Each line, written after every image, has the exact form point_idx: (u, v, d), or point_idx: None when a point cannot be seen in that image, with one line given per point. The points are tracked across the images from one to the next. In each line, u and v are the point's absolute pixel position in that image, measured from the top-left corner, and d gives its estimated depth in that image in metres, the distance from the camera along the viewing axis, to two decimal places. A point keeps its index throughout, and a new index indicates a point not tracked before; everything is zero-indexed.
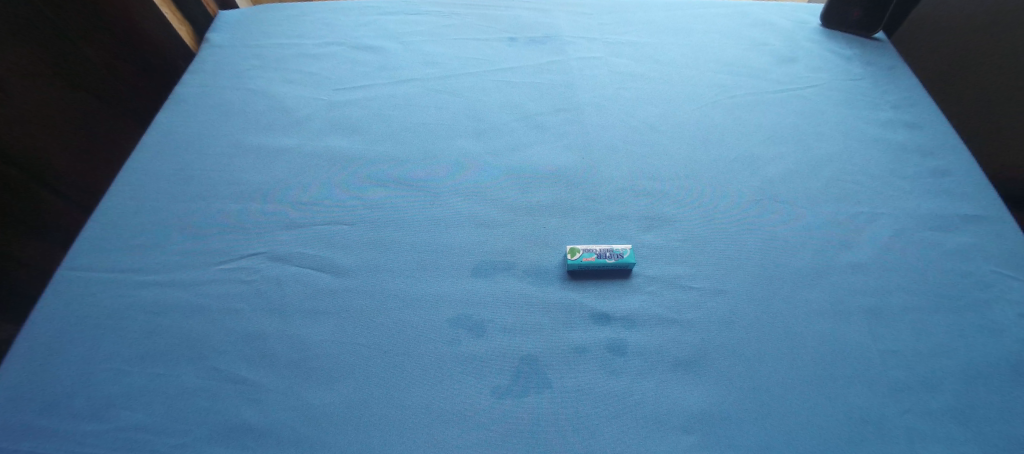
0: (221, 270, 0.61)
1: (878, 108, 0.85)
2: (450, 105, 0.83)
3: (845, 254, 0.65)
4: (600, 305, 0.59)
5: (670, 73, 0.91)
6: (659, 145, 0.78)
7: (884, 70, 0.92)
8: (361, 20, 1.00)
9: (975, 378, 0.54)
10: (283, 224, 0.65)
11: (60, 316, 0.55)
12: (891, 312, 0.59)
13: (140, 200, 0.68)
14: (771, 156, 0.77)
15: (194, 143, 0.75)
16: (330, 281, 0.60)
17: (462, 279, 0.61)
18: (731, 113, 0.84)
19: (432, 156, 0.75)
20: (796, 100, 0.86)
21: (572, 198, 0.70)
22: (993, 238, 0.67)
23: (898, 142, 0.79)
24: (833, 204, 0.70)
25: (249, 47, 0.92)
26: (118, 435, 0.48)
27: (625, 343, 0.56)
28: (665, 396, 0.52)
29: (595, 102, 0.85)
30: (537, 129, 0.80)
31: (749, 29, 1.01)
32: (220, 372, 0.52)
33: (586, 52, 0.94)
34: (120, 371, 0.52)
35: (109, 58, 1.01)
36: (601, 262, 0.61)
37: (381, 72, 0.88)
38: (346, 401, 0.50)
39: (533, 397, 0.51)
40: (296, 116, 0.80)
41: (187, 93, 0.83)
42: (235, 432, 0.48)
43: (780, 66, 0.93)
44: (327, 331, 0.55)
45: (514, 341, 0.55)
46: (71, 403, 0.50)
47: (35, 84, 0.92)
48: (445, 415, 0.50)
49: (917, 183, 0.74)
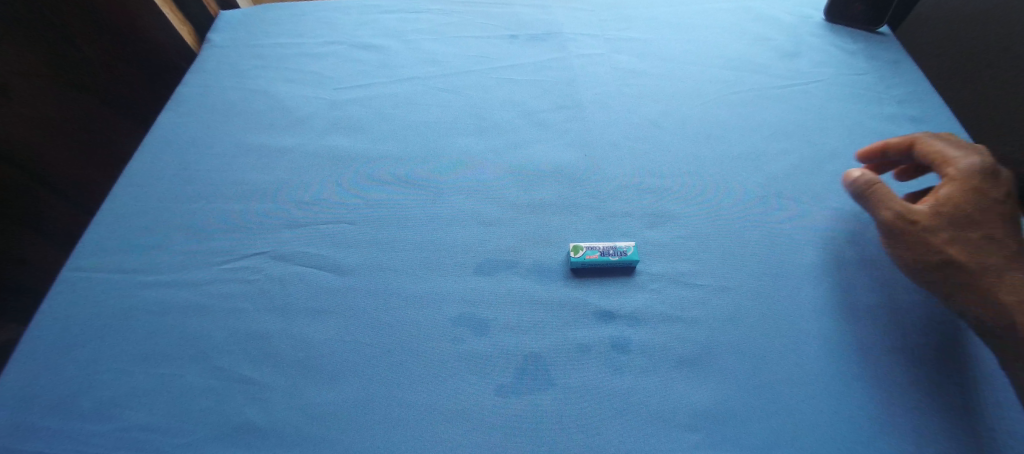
0: (223, 270, 0.61)
1: (883, 102, 0.85)
2: (452, 102, 0.83)
3: (851, 250, 0.64)
4: (603, 302, 0.59)
5: (673, 69, 0.90)
6: (662, 141, 0.78)
7: (888, 64, 0.91)
8: (361, 18, 0.99)
9: (983, 374, 0.54)
10: (285, 223, 0.65)
11: (64, 316, 0.56)
12: (897, 308, 0.59)
13: (143, 199, 0.68)
14: (774, 152, 0.77)
15: (197, 143, 0.75)
16: (334, 281, 0.60)
17: (465, 277, 0.61)
18: (735, 109, 0.83)
19: (435, 155, 0.75)
20: (800, 95, 0.86)
21: (575, 196, 0.70)
22: None
23: (905, 137, 0.79)
24: (838, 201, 0.70)
25: (251, 46, 0.92)
26: (122, 434, 0.48)
27: (628, 341, 0.56)
28: (669, 394, 0.52)
29: (597, 99, 0.84)
30: (540, 127, 0.80)
31: (751, 24, 1.01)
32: (223, 372, 0.52)
33: (588, 49, 0.93)
34: (123, 371, 0.52)
35: (110, 59, 1.00)
36: (604, 260, 0.61)
37: (383, 70, 0.88)
38: (349, 400, 0.50)
39: (536, 395, 0.51)
40: (298, 115, 0.80)
41: (189, 92, 0.83)
42: (237, 431, 0.49)
43: (784, 60, 0.92)
44: (330, 330, 0.55)
45: (517, 340, 0.55)
46: (75, 402, 0.50)
47: (36, 85, 0.93)
48: (448, 413, 0.50)
49: (923, 178, 0.73)
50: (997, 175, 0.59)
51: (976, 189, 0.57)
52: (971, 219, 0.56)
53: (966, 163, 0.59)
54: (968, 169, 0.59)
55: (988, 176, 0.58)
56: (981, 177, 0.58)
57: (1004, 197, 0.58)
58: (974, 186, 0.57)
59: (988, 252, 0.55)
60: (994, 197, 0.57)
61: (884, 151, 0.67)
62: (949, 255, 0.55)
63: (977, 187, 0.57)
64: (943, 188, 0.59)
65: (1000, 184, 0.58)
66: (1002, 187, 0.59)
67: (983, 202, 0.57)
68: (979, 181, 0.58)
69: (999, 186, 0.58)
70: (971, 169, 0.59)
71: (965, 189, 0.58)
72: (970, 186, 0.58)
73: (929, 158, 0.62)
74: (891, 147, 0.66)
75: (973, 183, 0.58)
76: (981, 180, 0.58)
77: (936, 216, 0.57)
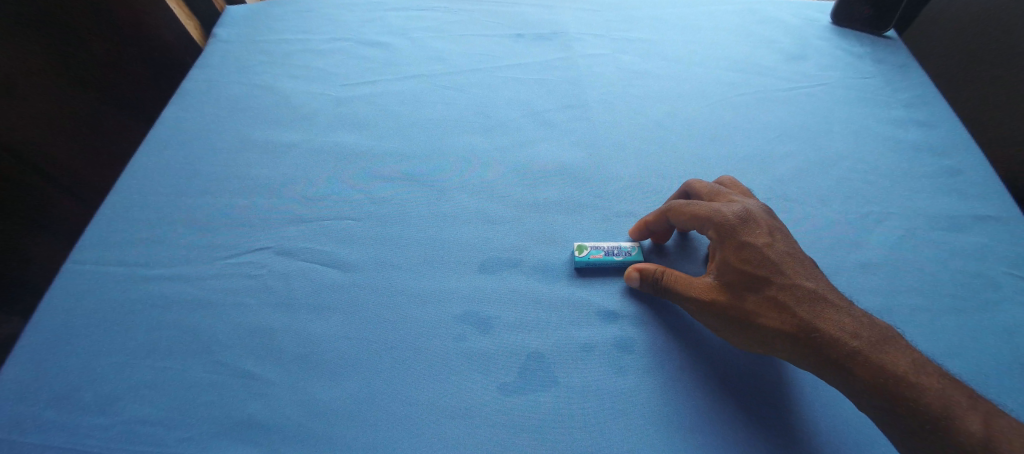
0: (227, 264, 0.61)
1: (889, 106, 0.85)
2: (457, 100, 0.83)
3: (855, 253, 0.64)
4: (607, 302, 0.59)
5: (678, 69, 0.90)
6: (667, 141, 0.78)
7: (894, 68, 0.91)
8: (367, 16, 0.99)
9: (987, 379, 0.54)
10: (289, 219, 0.66)
11: (67, 310, 0.56)
12: (900, 312, 0.59)
13: (147, 193, 0.68)
14: (779, 154, 0.77)
15: (202, 138, 0.75)
16: (337, 277, 0.60)
17: (469, 274, 0.61)
18: (739, 111, 0.83)
19: (440, 153, 0.75)
20: (805, 98, 0.86)
21: (580, 196, 0.70)
22: (1006, 239, 0.66)
23: (910, 141, 0.79)
24: (842, 204, 0.70)
25: (256, 42, 0.92)
26: (123, 427, 0.48)
27: (630, 341, 0.56)
28: (671, 395, 0.52)
29: (602, 99, 0.84)
30: (545, 127, 0.79)
31: (758, 26, 1.00)
32: (225, 366, 0.52)
33: (594, 49, 0.93)
34: (126, 365, 0.52)
35: (116, 57, 1.02)
36: (609, 259, 0.62)
37: (387, 68, 0.88)
38: (352, 396, 0.50)
39: (539, 393, 0.51)
40: (303, 112, 0.80)
41: (194, 87, 0.83)
42: (240, 426, 0.49)
43: (790, 63, 0.92)
44: (333, 326, 0.56)
45: (519, 338, 0.55)
46: (77, 396, 0.50)
47: (42, 80, 0.93)
48: (451, 411, 0.50)
49: (928, 182, 0.73)
50: (760, 219, 0.56)
51: (744, 241, 0.54)
52: (771, 273, 0.52)
53: (729, 213, 0.56)
54: (723, 225, 0.55)
55: (746, 226, 0.55)
56: (733, 228, 0.55)
57: (774, 242, 0.54)
58: (735, 238, 0.54)
59: (813, 303, 0.50)
60: (764, 245, 0.53)
61: (644, 227, 0.62)
62: (787, 312, 0.50)
63: (745, 239, 0.54)
64: (714, 253, 0.56)
65: (766, 228, 0.55)
66: (775, 231, 0.55)
67: (771, 251, 0.53)
68: (743, 232, 0.54)
69: (764, 231, 0.55)
70: (729, 222, 0.55)
71: (731, 247, 0.54)
72: (731, 242, 0.54)
73: (681, 218, 0.58)
74: (650, 224, 0.62)
75: (737, 237, 0.54)
76: (736, 233, 0.54)
77: (735, 276, 0.53)
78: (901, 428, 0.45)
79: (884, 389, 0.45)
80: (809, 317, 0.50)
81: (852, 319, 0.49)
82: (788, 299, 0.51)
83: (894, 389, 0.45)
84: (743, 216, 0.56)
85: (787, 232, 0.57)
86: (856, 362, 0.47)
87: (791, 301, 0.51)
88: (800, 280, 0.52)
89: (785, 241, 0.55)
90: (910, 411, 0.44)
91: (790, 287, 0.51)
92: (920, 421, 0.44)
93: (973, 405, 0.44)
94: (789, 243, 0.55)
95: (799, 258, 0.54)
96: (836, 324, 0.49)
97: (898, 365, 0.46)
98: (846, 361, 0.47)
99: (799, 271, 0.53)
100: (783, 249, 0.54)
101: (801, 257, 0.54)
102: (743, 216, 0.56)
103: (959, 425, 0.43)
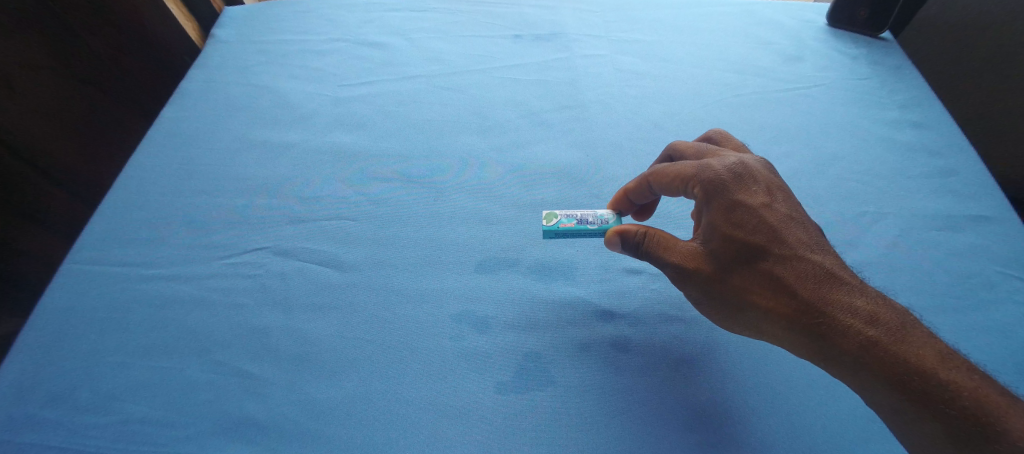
0: (225, 264, 0.61)
1: (885, 107, 0.85)
2: (455, 101, 0.83)
3: (851, 253, 0.65)
4: (604, 301, 0.59)
5: (675, 70, 0.91)
6: (664, 142, 0.78)
7: (891, 69, 0.92)
8: (366, 16, 0.99)
9: None
10: (287, 218, 0.66)
11: (65, 309, 0.56)
12: None
13: (145, 193, 0.68)
14: (775, 154, 0.77)
15: (200, 138, 0.75)
16: (335, 277, 0.60)
17: (467, 274, 0.61)
18: (736, 111, 0.83)
19: (436, 154, 0.75)
20: (802, 99, 0.86)
21: (577, 195, 0.70)
22: (999, 239, 0.67)
23: (905, 142, 0.79)
24: (837, 204, 0.70)
25: (255, 43, 0.92)
26: (121, 427, 0.48)
27: (626, 341, 0.56)
28: (667, 395, 0.52)
29: (599, 100, 0.84)
30: (543, 127, 0.80)
31: (755, 27, 1.01)
32: (222, 366, 0.52)
33: (592, 50, 0.93)
34: (123, 364, 0.52)
35: (115, 52, 1.02)
36: (581, 228, 0.60)
37: (387, 68, 0.88)
38: (350, 396, 0.50)
39: (536, 393, 0.51)
40: (302, 112, 0.80)
41: (193, 87, 0.83)
42: (237, 426, 0.49)
43: (787, 64, 0.93)
44: (330, 326, 0.56)
45: (516, 338, 0.55)
46: (74, 395, 0.50)
47: (39, 77, 0.93)
48: (451, 411, 0.50)
49: (922, 182, 0.74)
50: (756, 176, 0.55)
51: (735, 201, 0.53)
52: (764, 239, 0.52)
53: (720, 169, 0.55)
54: (710, 183, 0.54)
55: (739, 183, 0.55)
56: (722, 186, 0.54)
57: (772, 203, 0.54)
58: (726, 198, 0.54)
59: (816, 279, 0.50)
60: (759, 206, 0.53)
61: (625, 197, 0.62)
62: (782, 286, 0.50)
63: (737, 200, 0.53)
64: (703, 215, 0.56)
65: (761, 186, 0.55)
66: (773, 190, 0.55)
67: (765, 212, 0.53)
68: (735, 191, 0.54)
69: (761, 191, 0.54)
70: (721, 179, 0.54)
71: (721, 209, 0.53)
72: (721, 203, 0.54)
73: (664, 180, 0.58)
74: (630, 192, 0.62)
75: (728, 196, 0.54)
76: (727, 191, 0.54)
77: (722, 243, 0.53)
78: (926, 426, 0.43)
79: (906, 383, 0.44)
80: (811, 293, 0.49)
81: (865, 299, 0.48)
82: (783, 270, 0.51)
83: (915, 384, 0.43)
84: (734, 171, 0.55)
85: (788, 190, 0.56)
86: (869, 352, 0.45)
87: (788, 274, 0.50)
88: (802, 251, 0.51)
89: (785, 202, 0.55)
90: (935, 411, 0.43)
91: (788, 257, 0.51)
92: (948, 424, 0.42)
93: (1004, 403, 0.42)
94: (790, 204, 0.55)
95: (801, 223, 0.53)
96: (843, 304, 0.48)
97: (926, 359, 0.44)
98: (856, 350, 0.46)
99: (800, 238, 0.52)
100: (780, 211, 0.54)
101: (803, 220, 0.54)
102: (735, 170, 0.55)
103: (1002, 430, 0.40)
